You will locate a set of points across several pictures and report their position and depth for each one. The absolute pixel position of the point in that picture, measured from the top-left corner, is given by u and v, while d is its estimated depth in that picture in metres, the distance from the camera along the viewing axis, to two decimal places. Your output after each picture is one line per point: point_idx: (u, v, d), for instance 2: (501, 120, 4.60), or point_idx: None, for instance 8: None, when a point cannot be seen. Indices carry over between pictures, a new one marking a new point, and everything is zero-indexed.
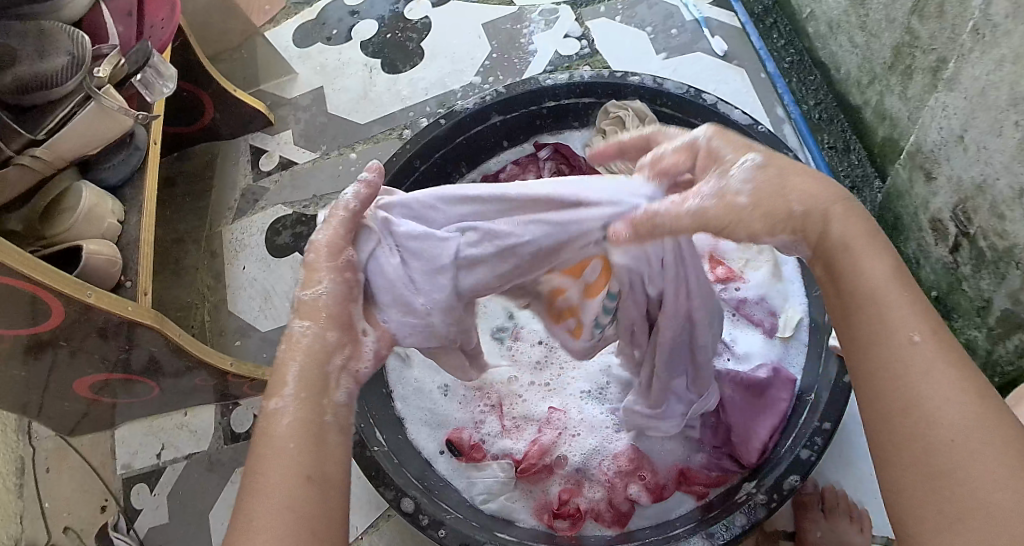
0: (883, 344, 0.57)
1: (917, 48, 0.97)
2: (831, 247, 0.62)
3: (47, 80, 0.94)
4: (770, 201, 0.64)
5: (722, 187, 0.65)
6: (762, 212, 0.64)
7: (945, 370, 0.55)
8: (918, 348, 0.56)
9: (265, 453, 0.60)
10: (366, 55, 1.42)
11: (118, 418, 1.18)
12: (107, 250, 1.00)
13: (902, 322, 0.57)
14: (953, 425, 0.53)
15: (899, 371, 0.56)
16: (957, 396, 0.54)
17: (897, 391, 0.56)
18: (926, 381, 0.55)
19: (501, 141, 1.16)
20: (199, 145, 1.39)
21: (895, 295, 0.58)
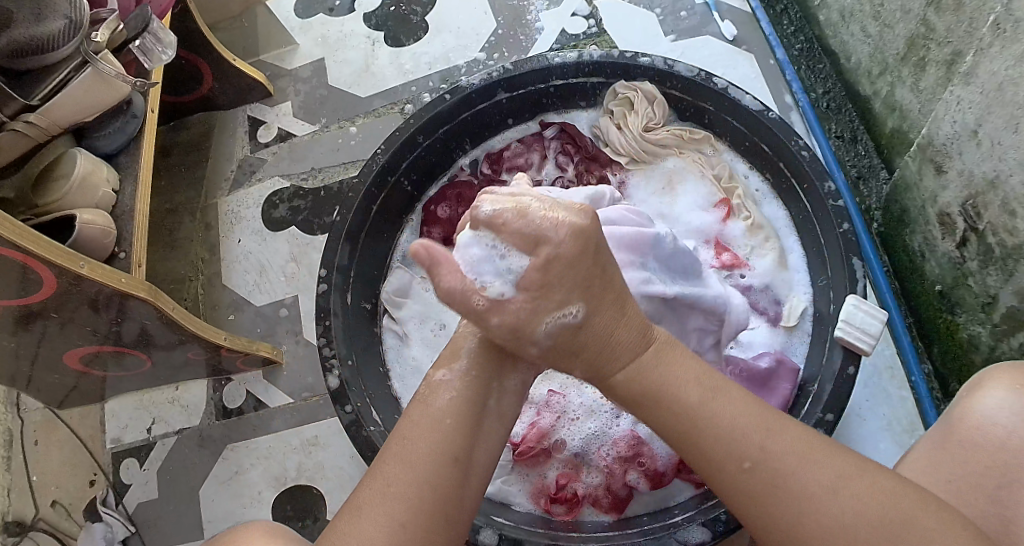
0: (723, 479, 0.66)
1: (932, 40, 0.95)
2: (635, 398, 0.71)
3: (44, 43, 0.92)
4: (580, 345, 0.73)
5: (530, 324, 0.72)
6: (570, 358, 0.74)
7: (796, 479, 0.64)
8: (750, 474, 0.65)
9: (421, 420, 0.71)
10: (369, 27, 1.38)
11: (108, 391, 1.16)
12: (101, 220, 0.98)
13: (727, 452, 0.66)
14: (828, 525, 0.62)
15: (756, 495, 0.64)
16: (828, 496, 0.63)
17: (763, 512, 0.64)
18: (779, 497, 0.64)
19: (506, 118, 1.14)
20: (195, 115, 1.36)
21: (709, 426, 0.67)
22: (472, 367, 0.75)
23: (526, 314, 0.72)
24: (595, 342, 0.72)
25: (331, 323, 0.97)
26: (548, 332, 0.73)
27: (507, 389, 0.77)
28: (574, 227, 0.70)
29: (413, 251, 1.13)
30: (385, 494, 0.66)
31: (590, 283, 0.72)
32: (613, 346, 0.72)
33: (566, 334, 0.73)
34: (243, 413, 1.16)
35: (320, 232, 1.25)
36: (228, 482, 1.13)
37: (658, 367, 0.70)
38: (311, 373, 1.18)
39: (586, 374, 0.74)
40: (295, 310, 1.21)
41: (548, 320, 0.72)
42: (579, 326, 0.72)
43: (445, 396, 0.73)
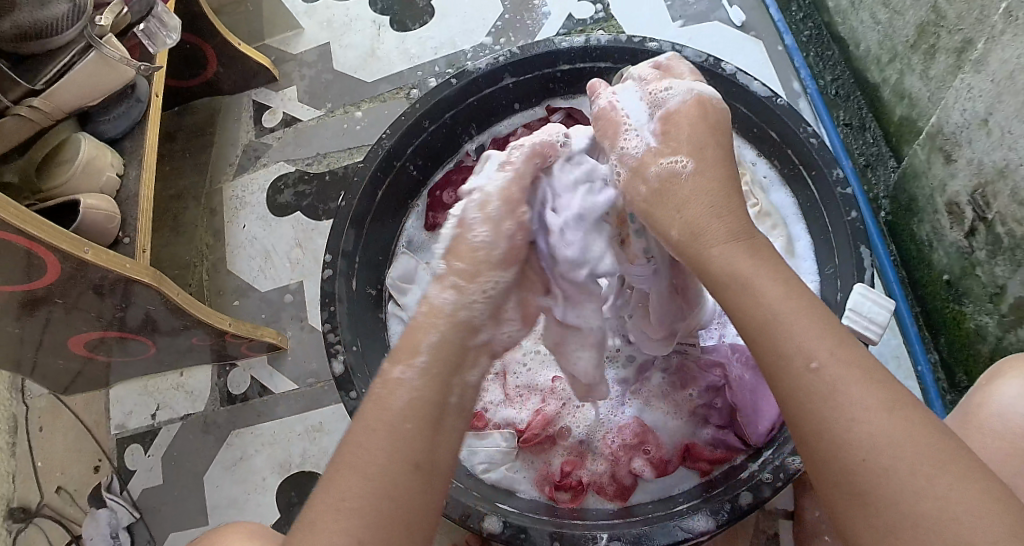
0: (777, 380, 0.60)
1: (943, 27, 0.94)
2: (714, 281, 0.65)
3: (46, 28, 0.91)
4: (686, 197, 0.68)
5: (644, 162, 0.71)
6: (674, 208, 0.68)
7: (855, 391, 0.58)
8: (818, 375, 0.59)
9: (378, 428, 0.63)
10: (374, 11, 1.37)
11: (112, 377, 1.16)
12: (105, 205, 0.97)
13: (801, 349, 0.60)
14: (868, 444, 0.56)
15: (808, 398, 0.59)
16: (876, 417, 0.57)
17: (812, 415, 0.59)
18: (834, 402, 0.58)
19: (513, 103, 1.13)
20: (199, 100, 1.35)
21: (790, 322, 0.61)
22: (433, 361, 0.68)
23: (641, 160, 0.71)
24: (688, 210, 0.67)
25: (335, 308, 0.97)
26: (652, 175, 0.70)
27: (468, 385, 0.70)
28: (696, 107, 0.71)
29: (419, 236, 1.13)
30: (342, 511, 0.60)
31: (703, 147, 0.69)
32: (716, 220, 0.66)
33: (671, 182, 0.69)
34: (247, 399, 1.17)
35: (325, 217, 1.24)
36: (233, 467, 1.13)
37: (753, 255, 0.65)
38: (315, 358, 1.18)
39: (681, 237, 0.67)
40: (300, 295, 1.21)
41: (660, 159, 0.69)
42: (686, 177, 0.68)
43: (404, 395, 0.65)
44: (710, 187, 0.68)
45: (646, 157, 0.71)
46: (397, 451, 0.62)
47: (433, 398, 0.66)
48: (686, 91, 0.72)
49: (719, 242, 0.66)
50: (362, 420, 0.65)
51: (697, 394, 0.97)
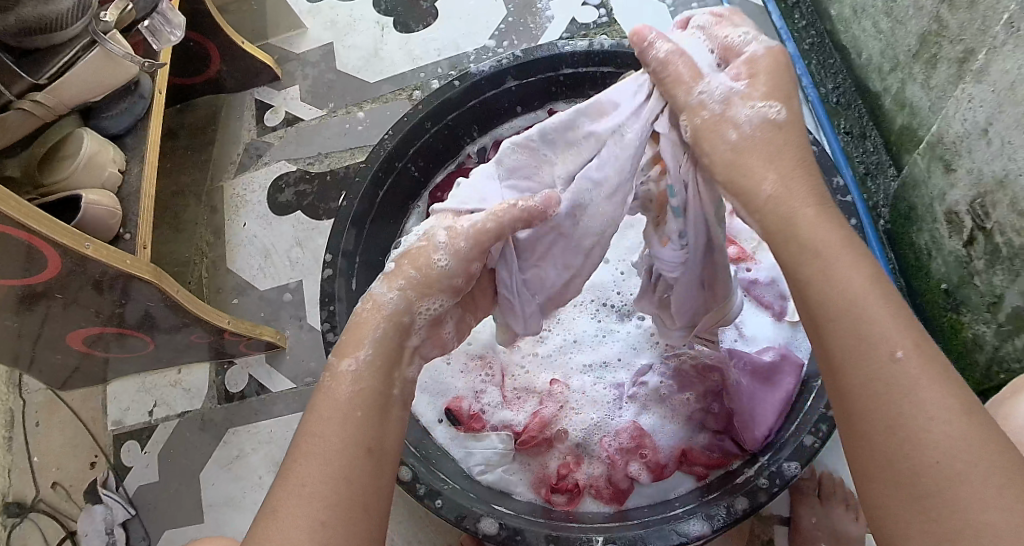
0: (851, 374, 0.57)
1: (945, 37, 0.95)
2: (801, 253, 0.61)
3: (51, 23, 0.91)
4: (774, 146, 0.65)
5: (732, 108, 0.66)
6: (764, 161, 0.65)
7: (932, 390, 0.54)
8: (901, 366, 0.55)
9: (324, 414, 0.64)
10: (378, 12, 1.38)
11: (110, 373, 1.16)
12: (106, 201, 0.97)
13: (887, 335, 0.56)
14: (942, 445, 0.53)
15: (885, 388, 0.55)
16: (949, 416, 0.53)
17: (884, 410, 0.55)
18: (912, 397, 0.55)
19: (516, 107, 1.13)
20: (202, 98, 1.35)
21: (875, 305, 0.58)
22: (377, 354, 0.68)
23: (727, 104, 0.66)
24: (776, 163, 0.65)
25: (335, 308, 0.97)
26: (743, 122, 0.66)
27: (407, 379, 0.70)
28: (778, 57, 0.67)
29: None
30: (303, 497, 0.60)
31: (789, 98, 0.66)
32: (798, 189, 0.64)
33: (762, 131, 0.65)
34: (245, 397, 1.17)
35: (325, 216, 1.24)
36: (230, 465, 1.13)
37: (839, 230, 0.62)
38: (313, 358, 1.18)
39: (776, 192, 0.64)
40: (299, 294, 1.21)
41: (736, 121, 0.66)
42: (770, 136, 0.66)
43: (348, 387, 0.66)
44: (790, 144, 0.65)
45: (733, 103, 0.66)
46: (349, 439, 0.63)
47: (379, 388, 0.67)
48: (767, 44, 0.68)
49: (805, 204, 0.63)
50: (313, 412, 0.65)
51: (693, 398, 0.98)
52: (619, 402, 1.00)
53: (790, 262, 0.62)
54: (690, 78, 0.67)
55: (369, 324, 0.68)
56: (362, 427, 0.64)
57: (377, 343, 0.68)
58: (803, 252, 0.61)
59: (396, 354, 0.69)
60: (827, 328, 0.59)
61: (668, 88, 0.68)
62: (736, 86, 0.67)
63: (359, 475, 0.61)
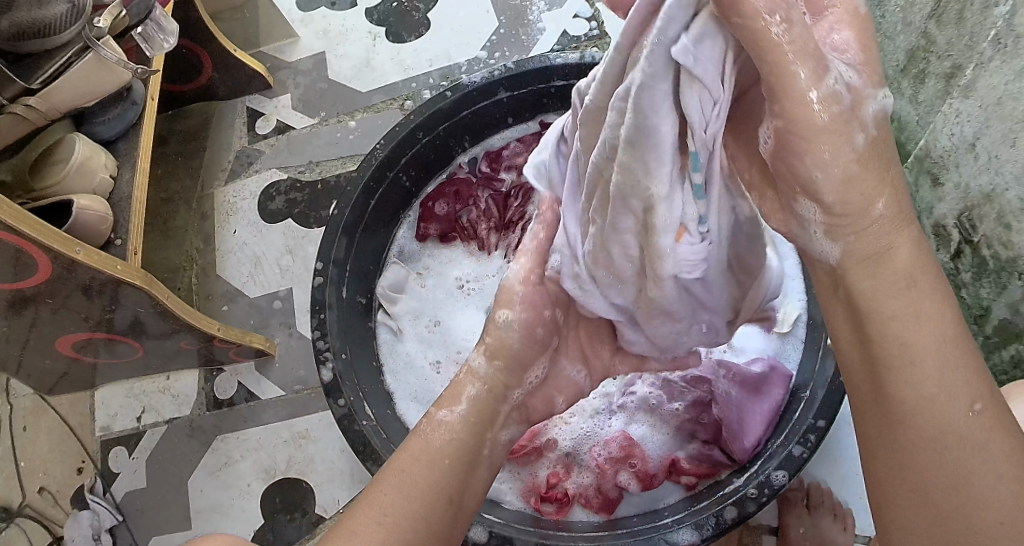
0: (918, 428, 0.54)
1: (933, 53, 0.96)
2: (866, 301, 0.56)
3: (44, 27, 0.91)
4: (876, 157, 0.55)
5: (858, 103, 0.55)
6: (876, 175, 0.55)
7: (1000, 446, 0.53)
8: (977, 421, 0.53)
9: (404, 460, 0.69)
10: (370, 22, 1.38)
11: (98, 378, 1.16)
12: (98, 206, 0.97)
13: (966, 386, 0.53)
14: (1003, 504, 0.52)
15: (955, 444, 0.53)
16: (1011, 473, 0.52)
17: (948, 464, 0.53)
18: (980, 454, 0.52)
19: (506, 118, 1.14)
20: (193, 105, 1.35)
21: (957, 358, 0.54)
22: (473, 413, 0.75)
23: (851, 93, 0.55)
24: (875, 173, 0.55)
25: (325, 316, 0.97)
26: (866, 120, 0.55)
27: (498, 442, 0.77)
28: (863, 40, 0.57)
29: (410, 246, 1.14)
30: (383, 524, 0.64)
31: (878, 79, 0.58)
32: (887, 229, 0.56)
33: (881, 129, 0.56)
34: (234, 405, 1.16)
35: (316, 225, 1.24)
36: (218, 472, 1.12)
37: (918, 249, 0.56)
38: (303, 365, 1.18)
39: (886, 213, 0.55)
40: (289, 302, 1.21)
41: (820, 158, 0.55)
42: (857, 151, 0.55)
43: (443, 434, 0.72)
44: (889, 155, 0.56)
45: (858, 97, 0.55)
46: (436, 483, 0.68)
47: (469, 445, 0.73)
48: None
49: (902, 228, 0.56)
50: (406, 452, 0.71)
51: (682, 408, 0.99)
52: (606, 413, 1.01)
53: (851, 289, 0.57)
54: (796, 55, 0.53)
55: (466, 384, 0.77)
56: (449, 475, 0.69)
57: (474, 402, 0.76)
58: (896, 281, 0.55)
59: (491, 415, 0.76)
60: (891, 369, 0.55)
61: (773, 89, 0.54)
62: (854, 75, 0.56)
63: (443, 524, 0.67)
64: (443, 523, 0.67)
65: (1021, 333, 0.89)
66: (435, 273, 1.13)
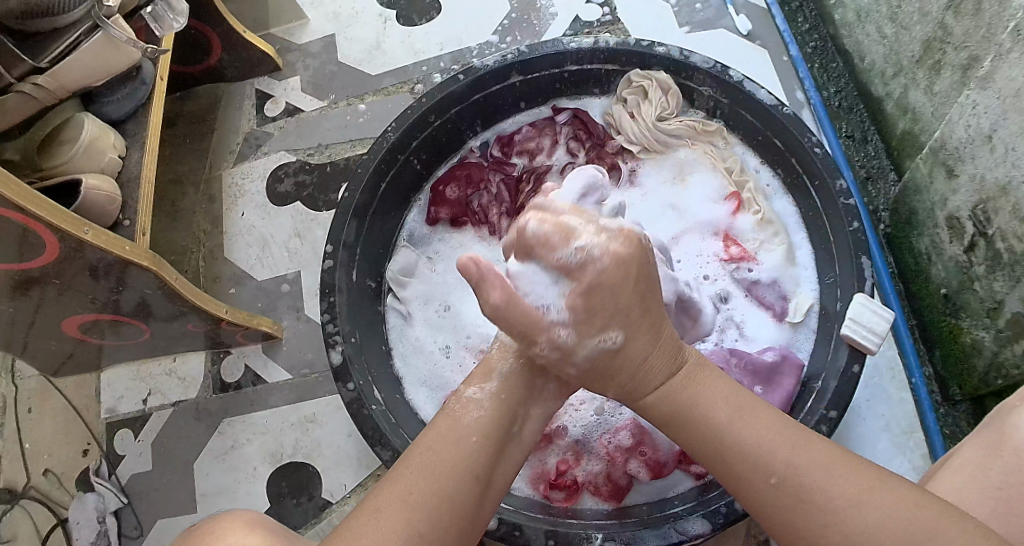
0: (753, 489, 0.67)
1: (949, 44, 0.95)
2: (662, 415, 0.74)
3: (53, 6, 0.90)
4: (618, 361, 0.74)
5: (574, 345, 0.73)
6: (618, 371, 0.74)
7: (823, 476, 0.65)
8: (778, 489, 0.66)
9: (429, 439, 0.71)
10: (381, 5, 1.37)
11: (104, 360, 1.15)
12: (106, 186, 0.96)
13: (754, 469, 0.67)
14: (846, 539, 0.62)
15: (781, 512, 0.65)
16: (843, 493, 0.64)
17: (787, 528, 0.65)
18: (804, 511, 0.64)
19: (519, 102, 1.13)
20: (200, 86, 1.34)
21: (750, 430, 0.69)
22: (502, 388, 0.75)
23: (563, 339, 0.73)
24: (639, 362, 0.73)
25: (335, 299, 0.97)
26: (585, 357, 0.74)
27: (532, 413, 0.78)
28: (621, 262, 0.71)
29: (420, 230, 1.12)
30: (407, 504, 0.65)
31: (627, 311, 0.72)
32: (657, 366, 0.74)
33: (602, 356, 0.74)
34: (240, 388, 1.16)
35: (325, 208, 1.23)
36: (223, 456, 1.12)
37: (688, 393, 0.72)
38: (311, 349, 1.17)
39: (655, 367, 0.74)
40: (297, 286, 1.20)
41: (587, 344, 0.73)
42: (615, 351, 0.73)
43: (475, 414, 0.73)
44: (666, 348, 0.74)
45: (571, 343, 0.73)
46: (462, 462, 0.69)
47: (497, 418, 0.73)
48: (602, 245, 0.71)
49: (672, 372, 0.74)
50: (435, 429, 0.72)
51: None
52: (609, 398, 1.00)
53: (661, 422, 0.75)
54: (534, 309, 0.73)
55: (497, 361, 0.77)
56: (479, 454, 0.70)
57: (507, 379, 0.76)
58: (687, 397, 0.72)
59: (522, 392, 0.76)
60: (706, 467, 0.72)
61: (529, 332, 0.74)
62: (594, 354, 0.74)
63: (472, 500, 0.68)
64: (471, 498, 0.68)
65: None
66: (444, 257, 1.11)
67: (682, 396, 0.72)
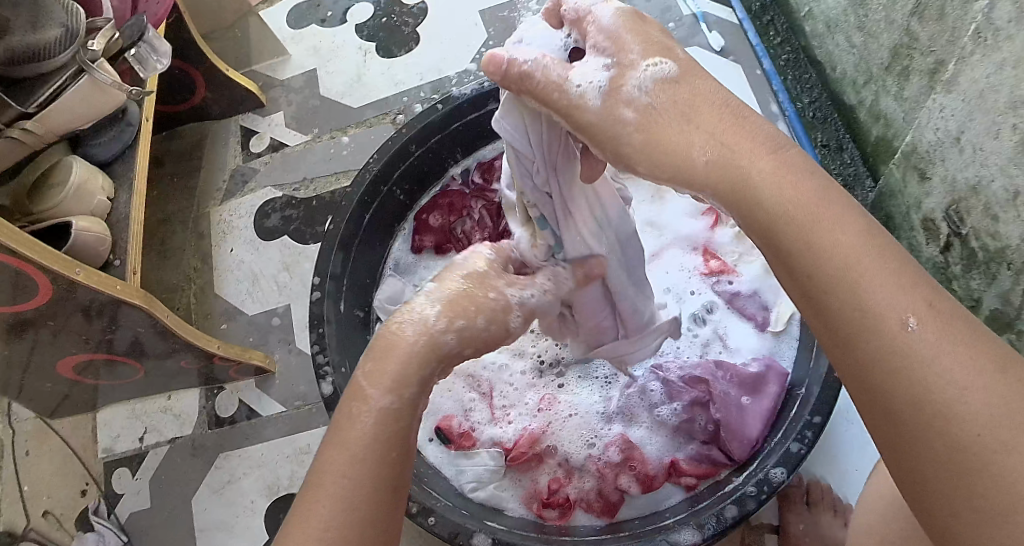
0: (877, 341, 0.53)
1: (915, 49, 0.97)
2: (773, 215, 0.58)
3: (40, 51, 0.93)
4: (691, 98, 0.62)
5: (618, 80, 0.62)
6: (693, 128, 0.61)
7: (960, 354, 0.51)
8: (918, 336, 0.52)
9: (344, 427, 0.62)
10: (361, 38, 1.40)
11: (100, 399, 1.16)
12: (96, 228, 0.98)
13: (891, 304, 0.53)
14: (977, 415, 0.50)
15: (903, 364, 0.52)
16: (977, 380, 0.50)
17: (905, 384, 0.52)
18: (936, 370, 0.51)
19: (498, 129, 1.15)
20: (187, 125, 1.37)
21: (876, 268, 0.54)
22: None
23: (613, 89, 0.62)
24: (713, 126, 0.61)
25: (325, 330, 0.98)
26: (638, 87, 0.62)
27: None
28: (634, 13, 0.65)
29: (405, 259, 1.14)
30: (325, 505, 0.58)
31: (669, 49, 0.63)
32: (744, 135, 0.60)
33: (655, 92, 0.62)
34: (236, 422, 1.17)
35: (312, 240, 1.25)
36: (221, 490, 1.13)
37: (809, 182, 0.58)
38: (303, 381, 1.18)
39: (761, 162, 0.59)
40: (287, 318, 1.22)
41: (634, 85, 0.62)
42: (675, 80, 0.62)
43: None
44: (736, 124, 0.61)
45: (615, 76, 0.62)
46: (382, 479, 0.60)
47: None
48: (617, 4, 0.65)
49: (775, 155, 0.60)
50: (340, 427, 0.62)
51: (681, 409, 0.98)
52: (559, 368, 1.04)
53: (766, 229, 0.58)
54: (560, 77, 0.62)
55: None
56: (397, 468, 0.61)
57: None
58: (799, 191, 0.58)
59: None
60: (811, 301, 0.56)
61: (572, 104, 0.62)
62: (648, 83, 0.61)
63: (382, 513, 0.59)
64: (374, 503, 0.59)
65: (1012, 322, 0.90)
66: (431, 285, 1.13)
67: (791, 192, 0.58)
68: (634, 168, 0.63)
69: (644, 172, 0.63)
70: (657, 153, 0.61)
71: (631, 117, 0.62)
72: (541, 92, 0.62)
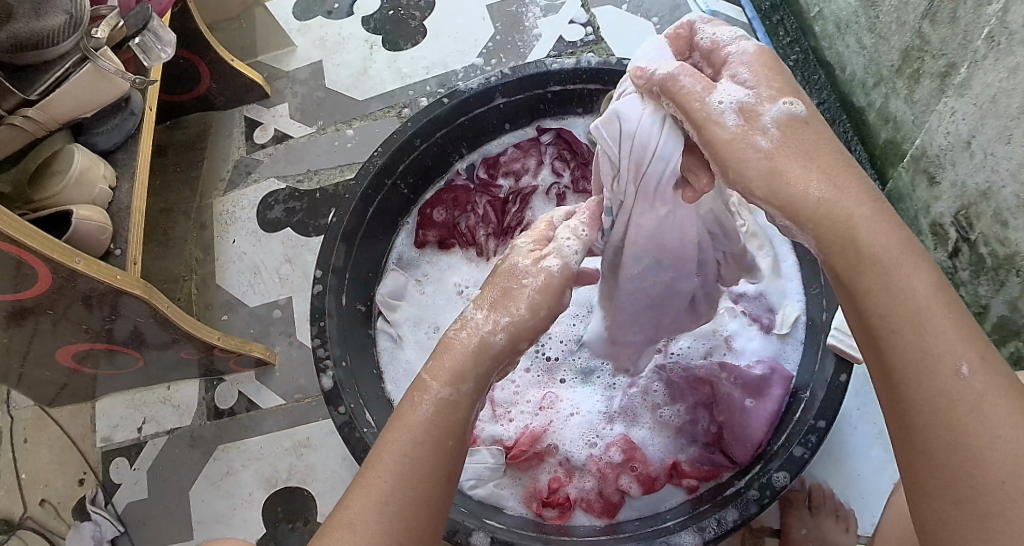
0: (926, 382, 0.54)
1: (927, 52, 0.96)
2: (869, 253, 0.57)
3: (43, 39, 0.92)
4: (816, 141, 0.62)
5: (755, 108, 0.62)
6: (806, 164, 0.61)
7: (1002, 406, 0.52)
8: (968, 383, 0.53)
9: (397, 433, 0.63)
10: (367, 31, 1.39)
11: (99, 389, 1.15)
12: (97, 217, 0.98)
13: (949, 348, 0.54)
14: (1006, 464, 0.51)
15: (946, 407, 0.53)
16: (1014, 432, 0.51)
17: (939, 423, 0.53)
18: (975, 416, 0.52)
19: (504, 124, 1.15)
20: (191, 115, 1.36)
21: (941, 316, 0.55)
22: None
23: (747, 119, 0.62)
24: (831, 170, 0.60)
25: (325, 324, 0.96)
26: (768, 125, 0.62)
27: None
28: (769, 53, 0.64)
29: (409, 253, 1.14)
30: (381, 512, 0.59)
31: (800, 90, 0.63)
32: (848, 178, 0.60)
33: (791, 127, 0.62)
34: (235, 414, 1.16)
35: (315, 233, 1.25)
36: (220, 482, 1.12)
37: (902, 231, 0.58)
38: (304, 374, 1.18)
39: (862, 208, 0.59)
40: (288, 311, 1.21)
41: (767, 114, 0.62)
42: (805, 120, 0.62)
43: None
44: (850, 171, 0.61)
45: (752, 105, 0.62)
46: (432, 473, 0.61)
47: None
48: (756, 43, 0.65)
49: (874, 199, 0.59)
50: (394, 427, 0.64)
51: (683, 410, 0.98)
52: (564, 367, 1.04)
53: (847, 273, 0.59)
54: (703, 93, 0.63)
55: None
56: (454, 457, 0.63)
57: None
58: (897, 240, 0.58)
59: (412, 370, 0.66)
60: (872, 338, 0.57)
61: (702, 126, 0.63)
62: (783, 116, 0.61)
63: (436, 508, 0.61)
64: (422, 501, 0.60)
65: (1020, 330, 0.90)
66: (433, 279, 1.14)
67: (885, 239, 0.57)
68: (751, 197, 0.63)
69: (758, 198, 0.62)
70: (777, 184, 0.61)
71: (755, 148, 0.61)
72: (683, 98, 0.63)
